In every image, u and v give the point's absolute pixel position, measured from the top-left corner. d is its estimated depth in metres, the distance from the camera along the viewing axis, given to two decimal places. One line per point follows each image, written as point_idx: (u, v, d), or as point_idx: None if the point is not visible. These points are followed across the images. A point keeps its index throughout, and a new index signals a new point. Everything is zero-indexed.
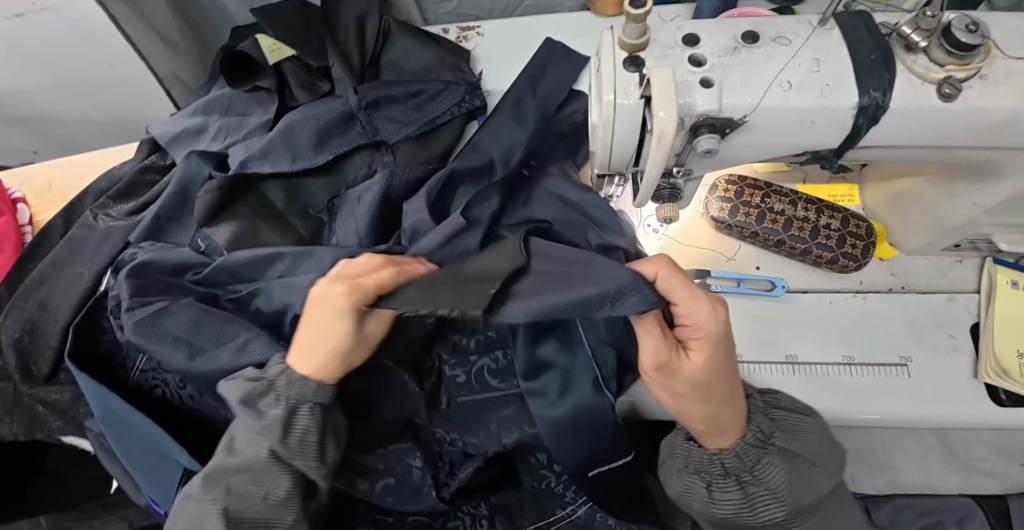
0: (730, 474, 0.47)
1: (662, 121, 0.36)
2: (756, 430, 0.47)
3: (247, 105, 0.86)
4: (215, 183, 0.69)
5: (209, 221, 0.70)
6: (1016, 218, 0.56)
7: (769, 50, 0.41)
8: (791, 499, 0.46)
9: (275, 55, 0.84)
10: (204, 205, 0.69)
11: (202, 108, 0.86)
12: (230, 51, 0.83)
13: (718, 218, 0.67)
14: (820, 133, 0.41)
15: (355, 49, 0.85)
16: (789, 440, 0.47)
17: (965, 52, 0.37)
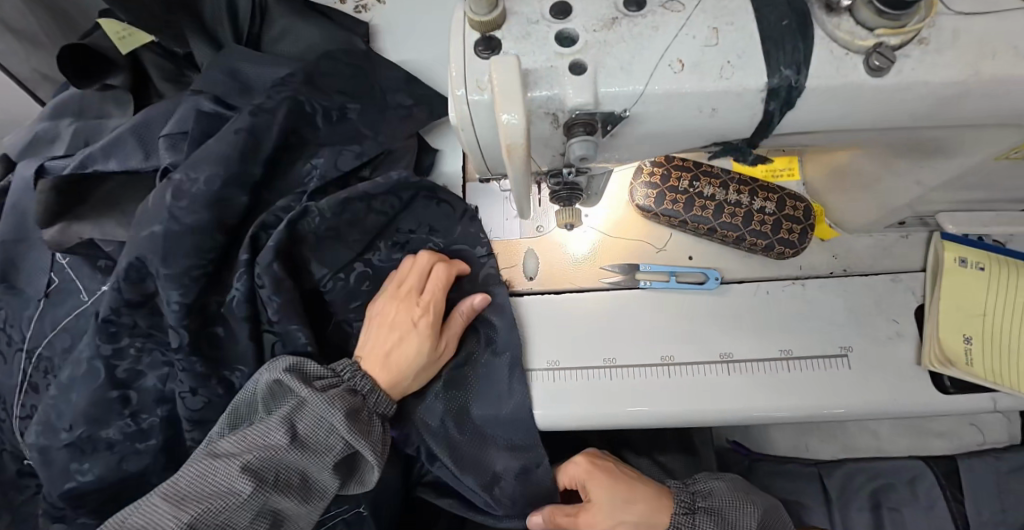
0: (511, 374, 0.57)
1: (507, 128, 0.28)
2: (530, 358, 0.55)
3: (102, 106, 0.80)
4: (48, 183, 0.68)
5: (52, 222, 0.68)
6: (962, 195, 0.50)
7: (658, 19, 0.32)
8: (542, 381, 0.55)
9: (128, 43, 0.75)
10: (42, 207, 0.67)
11: (55, 113, 0.80)
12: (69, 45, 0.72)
13: (644, 206, 0.60)
14: (726, 122, 0.33)
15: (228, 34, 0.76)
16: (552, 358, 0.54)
17: (897, 12, 0.28)
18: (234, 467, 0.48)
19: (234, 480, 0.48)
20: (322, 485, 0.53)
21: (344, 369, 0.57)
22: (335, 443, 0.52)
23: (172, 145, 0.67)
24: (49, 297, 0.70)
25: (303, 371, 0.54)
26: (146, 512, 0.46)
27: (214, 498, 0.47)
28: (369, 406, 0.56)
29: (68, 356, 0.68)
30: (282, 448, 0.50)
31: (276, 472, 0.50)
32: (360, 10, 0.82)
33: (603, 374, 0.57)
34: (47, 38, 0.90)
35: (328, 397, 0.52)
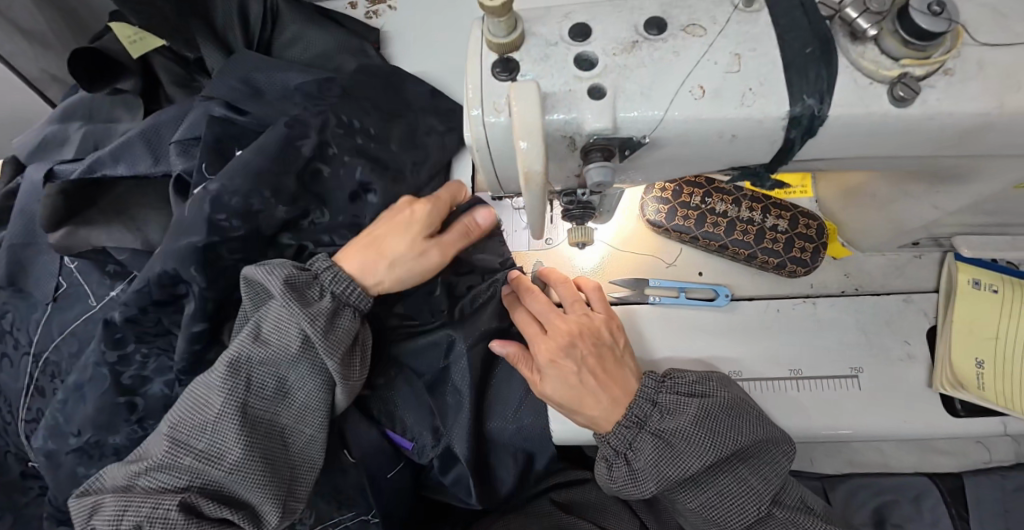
0: (619, 454, 0.50)
1: (525, 156, 0.27)
2: (634, 413, 0.51)
3: (111, 111, 0.81)
4: (54, 187, 0.67)
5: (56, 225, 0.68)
6: (979, 218, 0.49)
7: (679, 44, 0.31)
8: (658, 472, 0.48)
9: (139, 47, 0.74)
10: (48, 210, 0.67)
11: (64, 116, 0.81)
12: (81, 51, 0.72)
13: (655, 221, 0.60)
14: (747, 148, 0.33)
15: (239, 39, 0.76)
16: (663, 422, 0.49)
17: (924, 42, 0.28)
18: (211, 376, 0.47)
19: (211, 390, 0.47)
20: (304, 382, 0.49)
21: (312, 263, 0.52)
22: (295, 331, 0.48)
23: (183, 151, 0.67)
24: (57, 301, 0.71)
25: (265, 268, 0.50)
26: (158, 438, 0.48)
27: (198, 410, 0.47)
28: (338, 293, 0.50)
29: (75, 361, 0.68)
30: (244, 347, 0.47)
31: (251, 379, 0.48)
32: (371, 16, 0.82)
33: None
34: (57, 39, 0.90)
35: (285, 288, 0.47)
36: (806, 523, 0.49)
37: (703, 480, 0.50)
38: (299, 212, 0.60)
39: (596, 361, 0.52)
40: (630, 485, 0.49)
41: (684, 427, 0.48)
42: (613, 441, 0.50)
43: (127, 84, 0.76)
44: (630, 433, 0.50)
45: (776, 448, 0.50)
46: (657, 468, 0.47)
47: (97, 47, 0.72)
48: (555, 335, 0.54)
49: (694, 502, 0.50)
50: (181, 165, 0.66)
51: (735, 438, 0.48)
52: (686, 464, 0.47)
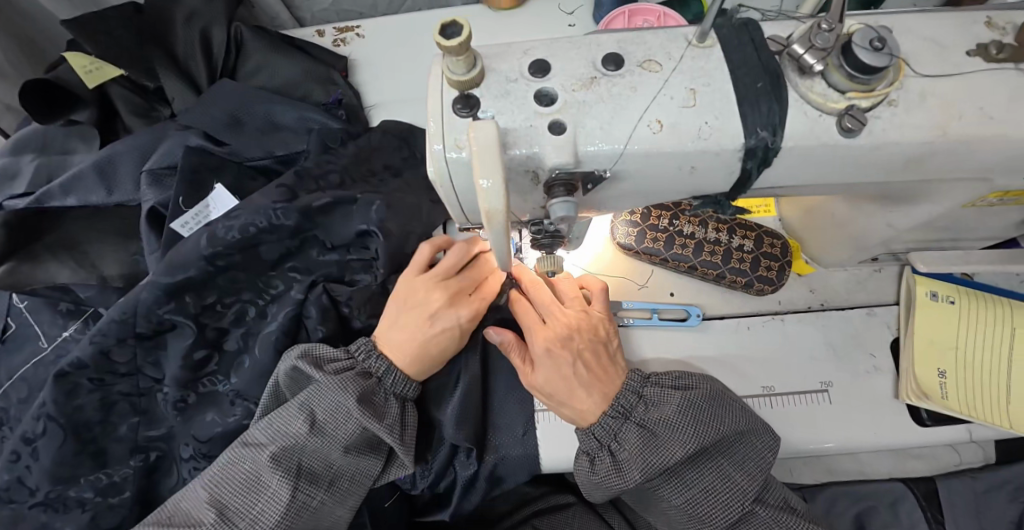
0: (605, 446, 0.49)
1: (484, 193, 0.27)
2: (619, 402, 0.51)
3: (67, 141, 0.78)
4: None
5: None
6: (933, 234, 0.51)
7: (636, 80, 0.32)
8: (644, 465, 0.47)
9: (94, 77, 0.72)
10: None
11: (16, 146, 0.77)
12: (31, 82, 0.69)
13: (626, 243, 0.61)
14: (705, 179, 0.33)
15: (202, 67, 0.75)
16: (648, 413, 0.49)
17: (867, 75, 0.29)
18: (260, 457, 0.50)
19: (263, 475, 0.50)
20: (351, 468, 0.54)
21: (360, 351, 0.55)
22: (349, 428, 0.52)
23: (155, 181, 0.65)
24: (5, 342, 0.67)
25: (316, 354, 0.54)
26: (195, 502, 0.51)
27: (248, 492, 0.50)
28: (385, 388, 0.54)
29: (26, 407, 0.64)
30: (300, 436, 0.51)
31: (303, 466, 0.51)
32: (338, 43, 0.82)
33: None
34: (10, 67, 0.87)
35: (339, 379, 0.52)
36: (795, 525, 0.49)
37: (686, 477, 0.49)
38: (292, 257, 0.60)
39: (591, 354, 0.52)
40: (613, 477, 0.48)
41: (669, 416, 0.48)
42: (598, 433, 0.50)
43: (83, 115, 0.73)
44: (615, 423, 0.50)
45: (757, 452, 0.50)
46: (641, 456, 0.47)
47: (49, 78, 0.71)
48: (553, 325, 0.54)
49: (679, 498, 0.49)
50: (154, 195, 0.65)
51: (719, 427, 0.47)
52: (669, 451, 0.47)
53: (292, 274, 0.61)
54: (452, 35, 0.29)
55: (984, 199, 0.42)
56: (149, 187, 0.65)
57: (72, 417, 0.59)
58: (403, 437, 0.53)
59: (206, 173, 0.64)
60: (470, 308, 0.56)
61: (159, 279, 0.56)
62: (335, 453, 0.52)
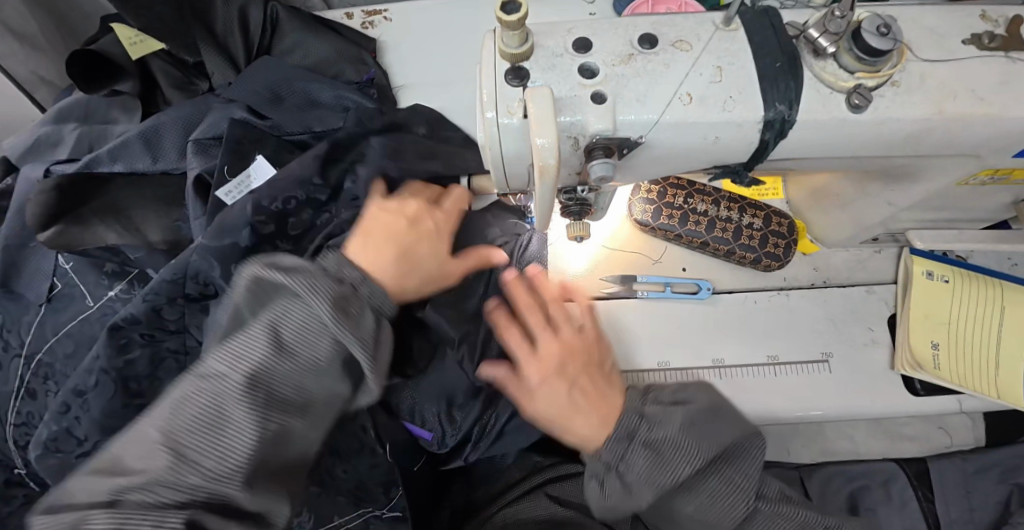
0: (609, 470, 0.46)
1: (541, 150, 0.31)
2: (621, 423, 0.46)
3: (108, 110, 0.82)
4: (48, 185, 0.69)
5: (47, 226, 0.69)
6: (930, 214, 0.55)
7: (668, 57, 0.36)
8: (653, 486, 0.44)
9: (138, 49, 0.78)
10: (38, 206, 0.68)
11: (56, 117, 0.81)
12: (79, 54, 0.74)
13: (642, 220, 0.65)
14: (727, 148, 0.38)
15: (240, 45, 0.78)
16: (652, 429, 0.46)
17: (874, 58, 0.33)
18: (223, 385, 0.40)
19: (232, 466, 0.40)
20: (332, 389, 0.45)
21: (328, 264, 0.46)
22: (321, 345, 0.42)
23: (201, 150, 0.69)
24: (51, 302, 0.70)
25: (277, 265, 0.44)
26: (136, 440, 0.40)
27: (206, 428, 0.39)
28: (362, 299, 0.46)
29: (72, 361, 0.68)
30: (263, 358, 0.41)
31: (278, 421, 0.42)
32: (366, 27, 0.85)
33: None
34: (47, 43, 0.90)
35: (312, 283, 0.41)
36: (793, 513, 0.49)
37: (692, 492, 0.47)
38: (331, 225, 0.64)
39: (587, 382, 0.50)
40: (622, 501, 0.45)
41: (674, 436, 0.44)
42: (605, 457, 0.46)
43: (125, 86, 0.78)
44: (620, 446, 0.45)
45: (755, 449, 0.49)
46: (649, 479, 0.44)
47: (96, 49, 0.75)
48: (548, 352, 0.50)
49: (687, 509, 0.47)
50: (200, 163, 0.69)
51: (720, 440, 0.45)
52: (679, 471, 0.44)
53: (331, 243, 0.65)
54: (512, 11, 0.33)
55: (977, 178, 0.46)
56: (196, 156, 0.69)
57: (123, 370, 0.62)
58: (383, 356, 0.45)
59: (249, 145, 0.68)
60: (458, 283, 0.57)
61: (209, 241, 0.60)
62: (308, 384, 0.43)
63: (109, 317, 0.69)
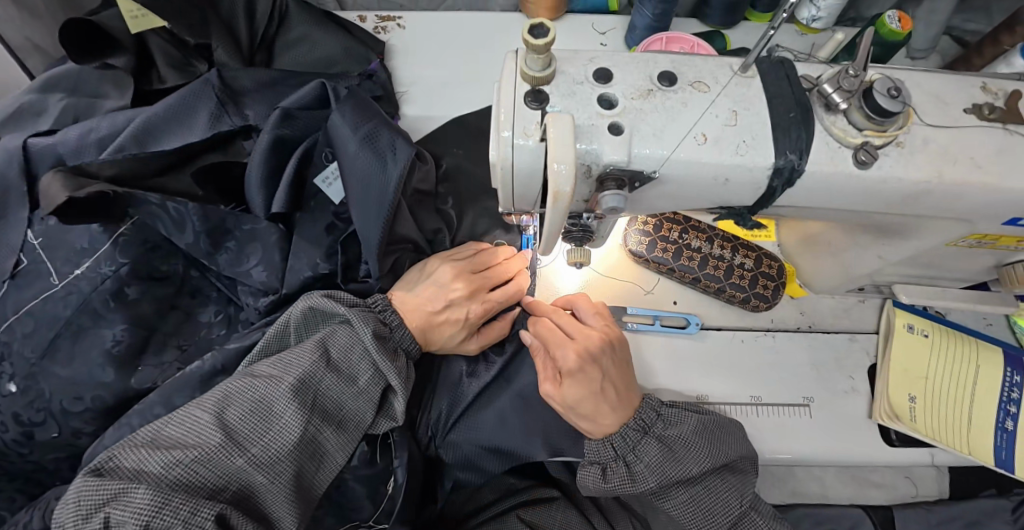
0: (619, 458, 0.54)
1: (557, 175, 0.31)
2: (639, 417, 0.55)
3: (99, 84, 0.76)
4: (51, 172, 0.57)
5: (63, 212, 0.55)
6: (913, 270, 0.57)
7: (686, 96, 0.37)
8: (661, 473, 0.52)
9: (136, 23, 0.70)
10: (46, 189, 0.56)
11: (46, 84, 0.76)
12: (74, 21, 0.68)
13: (637, 251, 0.65)
14: (735, 191, 0.38)
15: (243, 26, 0.75)
16: (667, 428, 0.54)
17: (883, 119, 0.34)
18: None
19: (277, 400, 0.51)
20: None
21: None
22: None
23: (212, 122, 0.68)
24: (16, 278, 0.64)
25: None
26: None
27: None
28: None
29: (31, 342, 0.61)
30: None
31: (315, 400, 0.53)
32: (379, 31, 0.82)
33: None
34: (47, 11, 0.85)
35: None
36: (729, 498, 0.54)
37: (692, 482, 0.55)
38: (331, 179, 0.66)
39: (434, 338, 0.63)
40: (626, 485, 0.53)
41: (689, 434, 0.54)
42: (616, 444, 0.54)
43: (116, 61, 0.72)
44: (635, 438, 0.54)
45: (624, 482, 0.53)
46: (659, 469, 0.52)
47: (95, 19, 0.69)
48: (454, 324, 0.62)
49: (682, 497, 0.55)
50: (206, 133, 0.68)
51: (728, 449, 0.54)
52: (688, 466, 0.52)
53: (338, 231, 0.67)
54: (540, 36, 0.33)
55: (964, 241, 0.48)
56: (208, 131, 0.68)
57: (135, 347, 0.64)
58: None
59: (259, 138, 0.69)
60: (479, 307, 0.62)
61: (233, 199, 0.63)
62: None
63: (73, 296, 0.62)
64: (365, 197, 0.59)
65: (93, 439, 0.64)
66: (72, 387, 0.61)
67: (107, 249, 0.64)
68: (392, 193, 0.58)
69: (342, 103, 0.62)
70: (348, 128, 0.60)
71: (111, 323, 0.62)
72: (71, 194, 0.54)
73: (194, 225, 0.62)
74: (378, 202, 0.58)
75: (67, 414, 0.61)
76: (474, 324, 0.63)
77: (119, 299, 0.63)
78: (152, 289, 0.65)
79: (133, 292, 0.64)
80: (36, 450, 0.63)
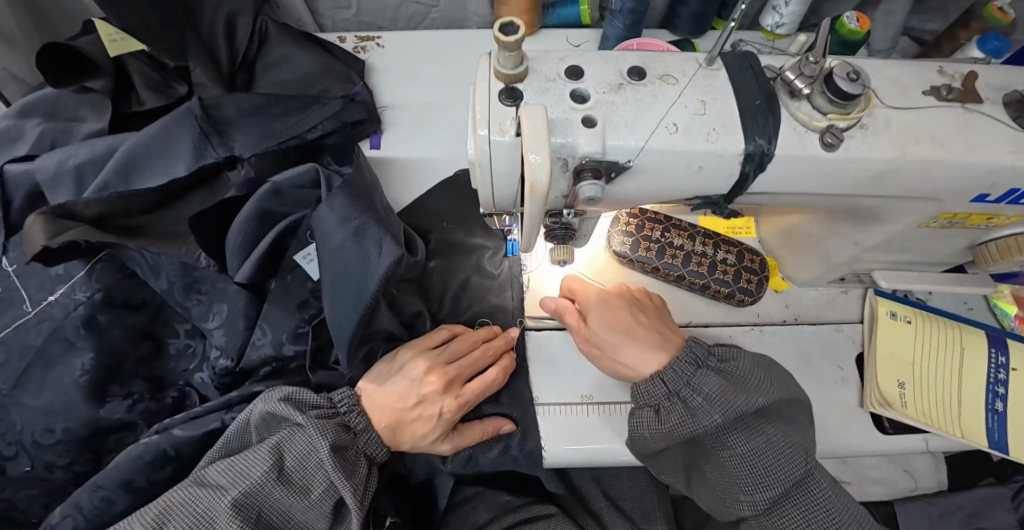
0: (674, 395, 0.51)
1: (533, 166, 0.32)
2: (690, 353, 0.52)
3: (77, 107, 0.75)
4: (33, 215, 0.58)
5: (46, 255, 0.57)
6: (890, 256, 0.58)
7: (656, 88, 0.38)
8: (725, 405, 0.48)
9: (117, 46, 0.72)
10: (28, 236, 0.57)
11: (23, 110, 0.75)
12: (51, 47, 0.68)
13: (620, 252, 0.66)
14: (709, 179, 0.39)
15: (223, 48, 0.75)
16: (723, 361, 0.52)
17: (846, 101, 0.35)
18: None
19: (217, 517, 0.49)
20: None
21: None
22: None
23: (194, 153, 0.68)
24: None
25: None
26: None
27: None
28: None
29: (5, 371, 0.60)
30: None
31: (260, 514, 0.52)
32: (359, 51, 0.83)
33: (579, 411, 0.60)
34: (24, 41, 0.85)
35: None
36: (783, 440, 0.50)
37: (754, 420, 0.51)
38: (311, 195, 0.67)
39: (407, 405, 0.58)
40: (686, 422, 0.49)
41: (746, 366, 0.51)
42: (669, 379, 0.51)
43: (95, 84, 0.73)
44: (688, 370, 0.51)
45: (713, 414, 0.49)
46: (720, 398, 0.49)
47: (74, 45, 0.70)
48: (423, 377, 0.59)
49: (743, 446, 0.50)
50: (189, 164, 0.67)
51: (780, 384, 0.52)
52: (751, 397, 0.49)
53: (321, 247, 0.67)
54: (510, 33, 0.34)
55: (936, 221, 0.49)
56: (190, 161, 0.67)
57: (114, 373, 0.62)
58: None
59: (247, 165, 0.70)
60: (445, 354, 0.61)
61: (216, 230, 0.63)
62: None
63: (45, 323, 0.61)
64: (336, 263, 0.55)
65: (65, 473, 0.62)
66: (44, 419, 0.59)
67: (83, 275, 0.63)
68: (367, 284, 0.53)
69: (333, 196, 0.57)
70: (334, 216, 0.56)
71: (81, 352, 0.61)
72: (48, 241, 0.55)
73: (168, 271, 0.63)
74: (350, 280, 0.54)
75: (39, 446, 0.59)
76: (448, 422, 0.58)
77: (86, 325, 0.61)
78: (127, 316, 0.64)
79: (104, 319, 0.62)
80: (10, 485, 0.60)
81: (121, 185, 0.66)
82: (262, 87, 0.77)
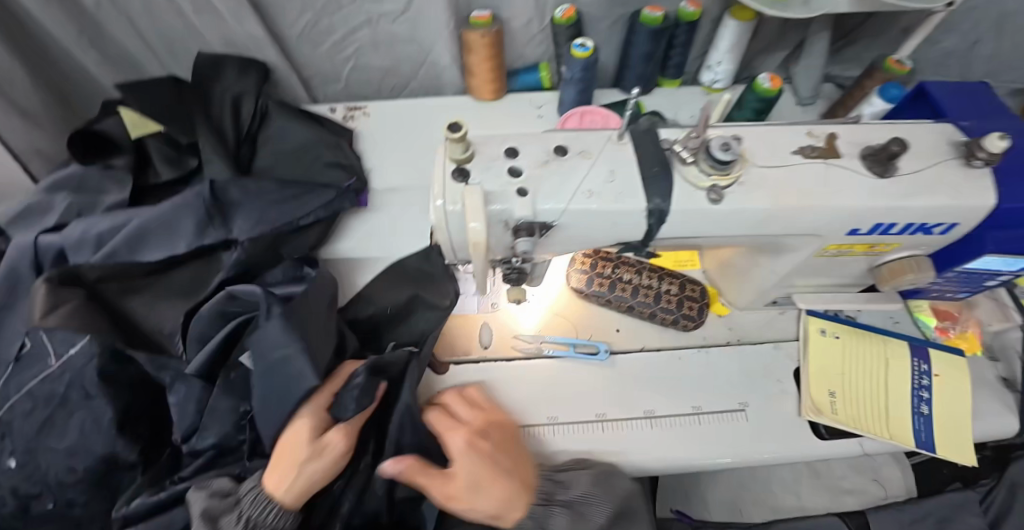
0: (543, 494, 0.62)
1: (473, 231, 0.42)
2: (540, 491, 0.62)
3: (100, 180, 0.85)
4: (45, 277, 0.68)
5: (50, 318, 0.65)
6: (808, 281, 0.67)
7: (576, 162, 0.48)
8: (612, 502, 0.61)
9: (139, 129, 0.86)
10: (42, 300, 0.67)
11: (52, 184, 0.85)
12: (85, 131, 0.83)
13: (578, 288, 0.76)
14: (624, 229, 0.48)
15: (229, 126, 0.85)
16: (562, 492, 0.61)
17: (722, 166, 0.45)
18: None
19: None
20: None
21: None
22: None
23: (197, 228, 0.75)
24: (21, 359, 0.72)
25: None
26: None
27: None
28: None
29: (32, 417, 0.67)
30: None
31: None
32: (348, 119, 0.95)
33: (546, 431, 0.67)
34: (52, 123, 0.97)
35: None
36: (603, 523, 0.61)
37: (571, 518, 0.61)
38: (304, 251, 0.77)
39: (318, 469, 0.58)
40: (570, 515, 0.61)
41: (584, 488, 0.61)
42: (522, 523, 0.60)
43: (120, 160, 0.85)
44: (553, 480, 0.62)
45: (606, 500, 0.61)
46: (601, 504, 0.61)
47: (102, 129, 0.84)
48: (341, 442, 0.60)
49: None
50: (190, 239, 0.74)
51: (617, 491, 0.62)
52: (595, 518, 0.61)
53: None
54: (455, 130, 0.44)
55: (829, 251, 0.58)
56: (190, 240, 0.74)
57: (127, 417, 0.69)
58: None
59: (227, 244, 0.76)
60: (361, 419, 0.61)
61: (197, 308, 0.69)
62: None
63: (68, 374, 0.69)
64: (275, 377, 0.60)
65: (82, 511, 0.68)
66: (67, 460, 0.67)
67: None
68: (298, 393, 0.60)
69: (273, 317, 0.60)
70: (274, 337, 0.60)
71: (99, 399, 0.68)
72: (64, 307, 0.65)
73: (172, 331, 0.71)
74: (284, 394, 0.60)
75: (62, 485, 0.68)
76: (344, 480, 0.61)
77: (103, 378, 0.68)
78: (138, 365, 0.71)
79: (119, 369, 0.70)
80: None
81: (126, 254, 0.73)
82: (263, 157, 0.87)
